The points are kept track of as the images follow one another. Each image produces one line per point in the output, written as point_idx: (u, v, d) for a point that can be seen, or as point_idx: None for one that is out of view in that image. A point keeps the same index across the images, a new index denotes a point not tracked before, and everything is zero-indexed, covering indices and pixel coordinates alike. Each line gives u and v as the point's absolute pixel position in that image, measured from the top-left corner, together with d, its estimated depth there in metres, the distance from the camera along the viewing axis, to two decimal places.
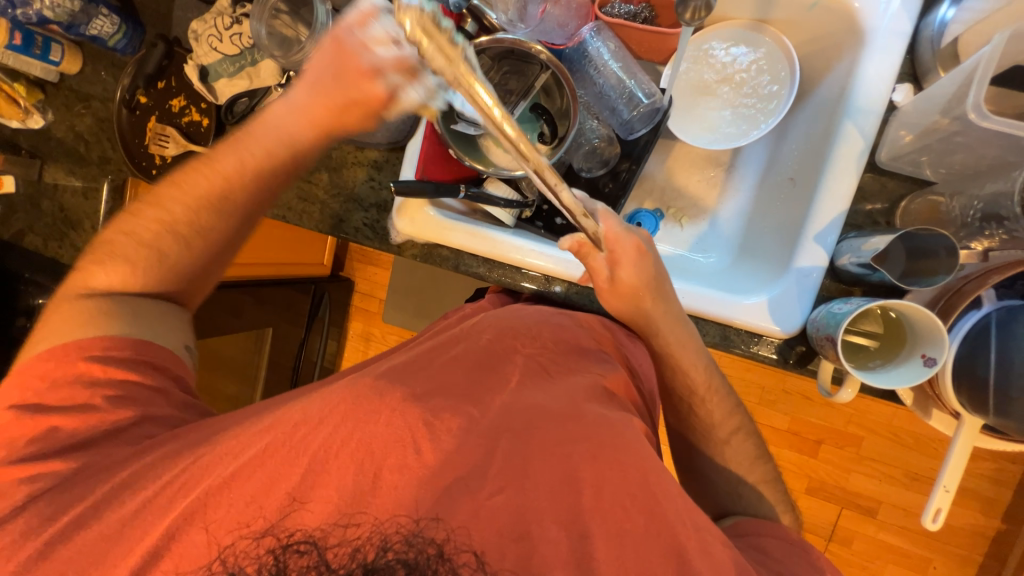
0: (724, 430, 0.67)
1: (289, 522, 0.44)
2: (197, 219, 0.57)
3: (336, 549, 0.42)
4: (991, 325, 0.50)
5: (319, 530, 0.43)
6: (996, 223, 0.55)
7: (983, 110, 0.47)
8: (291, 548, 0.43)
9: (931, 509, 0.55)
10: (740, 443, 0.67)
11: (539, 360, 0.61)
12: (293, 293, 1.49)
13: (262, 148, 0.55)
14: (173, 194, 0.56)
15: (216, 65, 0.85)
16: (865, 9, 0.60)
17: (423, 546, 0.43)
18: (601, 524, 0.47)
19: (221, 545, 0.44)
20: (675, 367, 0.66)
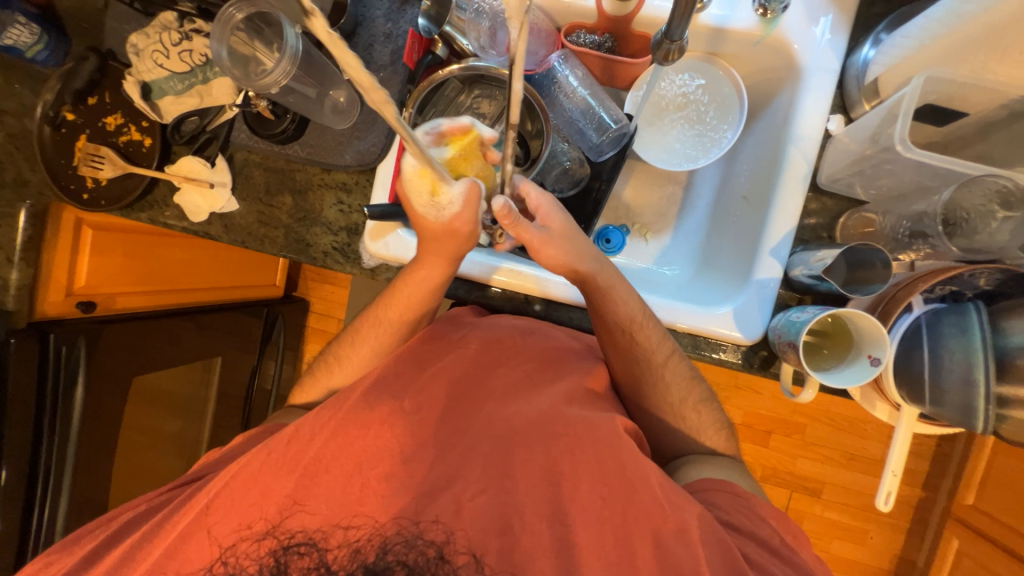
0: (658, 370, 0.67)
1: (289, 524, 0.53)
2: (371, 362, 0.72)
3: (336, 551, 0.51)
4: (921, 327, 0.57)
5: (318, 532, 0.52)
6: (921, 239, 0.62)
7: (907, 143, 0.55)
8: (292, 550, 0.51)
9: (883, 491, 0.62)
10: (677, 385, 0.68)
11: (524, 369, 0.66)
12: (242, 317, 1.34)
13: (398, 302, 0.70)
14: (348, 356, 0.73)
15: (162, 82, 0.79)
16: (801, 48, 0.67)
17: (425, 548, 0.51)
18: (582, 514, 0.54)
19: (223, 546, 0.52)
20: (654, 368, 0.67)
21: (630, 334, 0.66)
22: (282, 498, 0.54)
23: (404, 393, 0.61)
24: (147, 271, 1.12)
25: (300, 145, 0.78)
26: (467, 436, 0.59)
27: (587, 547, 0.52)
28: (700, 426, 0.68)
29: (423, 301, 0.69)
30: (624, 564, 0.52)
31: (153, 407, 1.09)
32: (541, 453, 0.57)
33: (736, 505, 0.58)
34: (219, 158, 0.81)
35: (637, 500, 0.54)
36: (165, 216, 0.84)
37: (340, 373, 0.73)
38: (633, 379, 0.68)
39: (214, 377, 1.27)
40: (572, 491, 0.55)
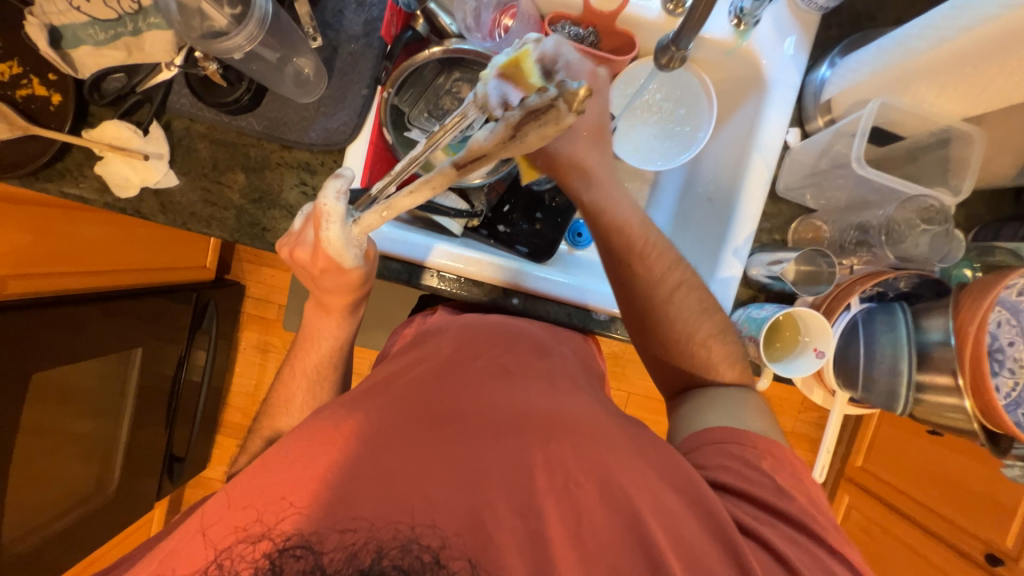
0: (669, 300, 0.64)
1: (286, 525, 0.41)
2: (323, 380, 0.67)
3: (332, 553, 0.40)
4: (858, 323, 0.65)
5: (313, 533, 0.41)
6: (865, 247, 0.71)
7: (861, 162, 0.61)
8: (288, 552, 0.40)
9: (819, 466, 0.73)
10: (690, 320, 0.64)
11: (501, 361, 0.60)
12: (164, 302, 1.19)
13: (330, 333, 0.67)
14: (294, 380, 0.67)
15: (78, 29, 0.66)
16: (767, 63, 0.72)
17: (420, 553, 0.41)
18: (556, 504, 0.46)
19: (218, 548, 0.41)
20: (666, 304, 0.64)
21: (643, 261, 0.63)
22: (233, 511, 0.43)
23: (367, 387, 0.55)
24: (46, 250, 0.94)
25: (257, 118, 0.70)
26: (446, 428, 0.49)
27: (568, 538, 0.45)
28: (715, 366, 0.64)
29: (345, 332, 0.67)
30: (605, 552, 0.45)
31: (56, 404, 0.95)
32: (518, 448, 0.48)
33: (732, 462, 0.54)
34: (153, 126, 0.70)
35: (613, 481, 0.48)
36: (80, 187, 0.71)
37: (316, 354, 0.67)
38: (650, 321, 0.65)
39: (133, 369, 1.12)
40: (547, 481, 0.47)
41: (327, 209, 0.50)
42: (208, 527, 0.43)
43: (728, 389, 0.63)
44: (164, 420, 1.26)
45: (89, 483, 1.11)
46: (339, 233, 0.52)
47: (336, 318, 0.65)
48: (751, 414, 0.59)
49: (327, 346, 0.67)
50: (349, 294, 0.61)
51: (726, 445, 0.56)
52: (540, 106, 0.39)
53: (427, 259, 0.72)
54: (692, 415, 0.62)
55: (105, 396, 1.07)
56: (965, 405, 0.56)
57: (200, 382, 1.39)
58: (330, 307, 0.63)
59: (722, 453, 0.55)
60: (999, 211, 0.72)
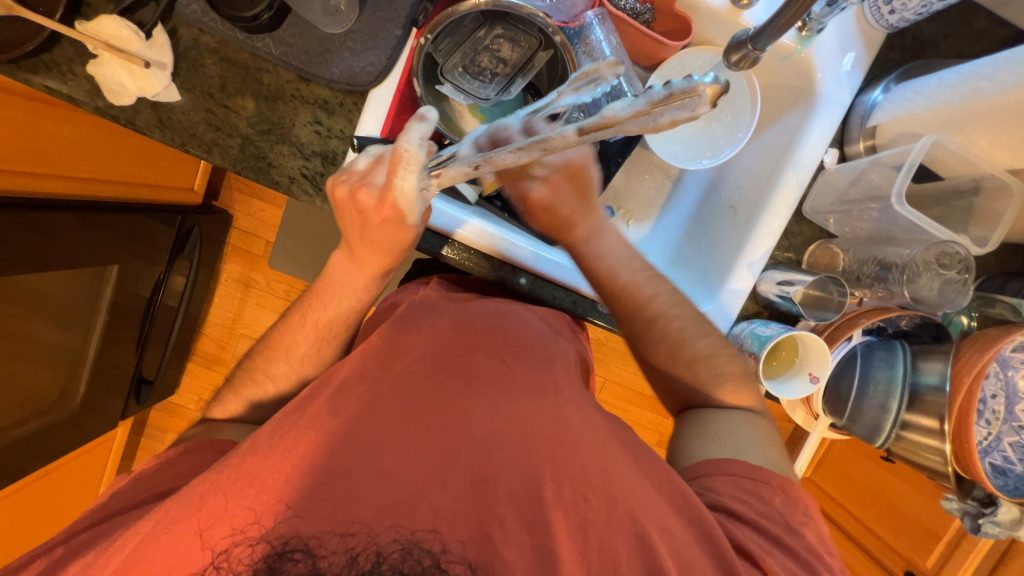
0: (650, 323, 0.63)
1: (282, 528, 0.41)
2: (316, 342, 0.64)
3: (332, 559, 0.40)
4: (856, 355, 0.67)
5: (312, 539, 0.41)
6: (880, 282, 0.70)
7: (901, 199, 0.60)
8: (287, 556, 0.40)
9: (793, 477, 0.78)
10: (678, 336, 0.62)
11: (501, 356, 0.55)
12: (146, 220, 1.12)
13: (349, 292, 0.62)
14: (298, 331, 0.64)
15: None
16: (822, 75, 0.69)
17: (420, 558, 0.41)
18: (564, 519, 0.44)
19: (214, 552, 0.41)
20: (649, 323, 0.63)
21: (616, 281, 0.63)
22: (233, 511, 0.42)
23: (365, 375, 0.52)
24: (24, 148, 0.87)
25: (275, 41, 0.64)
26: (450, 431, 0.47)
27: (572, 559, 0.43)
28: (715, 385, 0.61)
29: (371, 291, 0.63)
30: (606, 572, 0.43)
31: (23, 307, 0.90)
32: (523, 457, 0.46)
33: (745, 494, 0.51)
34: (157, 29, 0.64)
35: (619, 498, 0.45)
36: (68, 86, 0.65)
37: (333, 309, 0.63)
38: (637, 344, 0.65)
39: (107, 286, 1.07)
40: (553, 495, 0.45)
41: (408, 154, 0.45)
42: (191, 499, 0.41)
43: (737, 413, 0.59)
44: (135, 340, 1.22)
45: (53, 394, 1.08)
46: (416, 186, 0.46)
47: (369, 273, 0.60)
48: (756, 441, 0.56)
49: (346, 303, 0.63)
50: (389, 253, 0.56)
51: (739, 478, 0.52)
52: (681, 89, 0.34)
53: (455, 232, 0.69)
54: (695, 445, 0.58)
55: (75, 309, 1.02)
56: (945, 447, 0.58)
57: (175, 307, 1.34)
58: (370, 263, 0.58)
59: (736, 486, 0.52)
60: (1008, 266, 0.73)
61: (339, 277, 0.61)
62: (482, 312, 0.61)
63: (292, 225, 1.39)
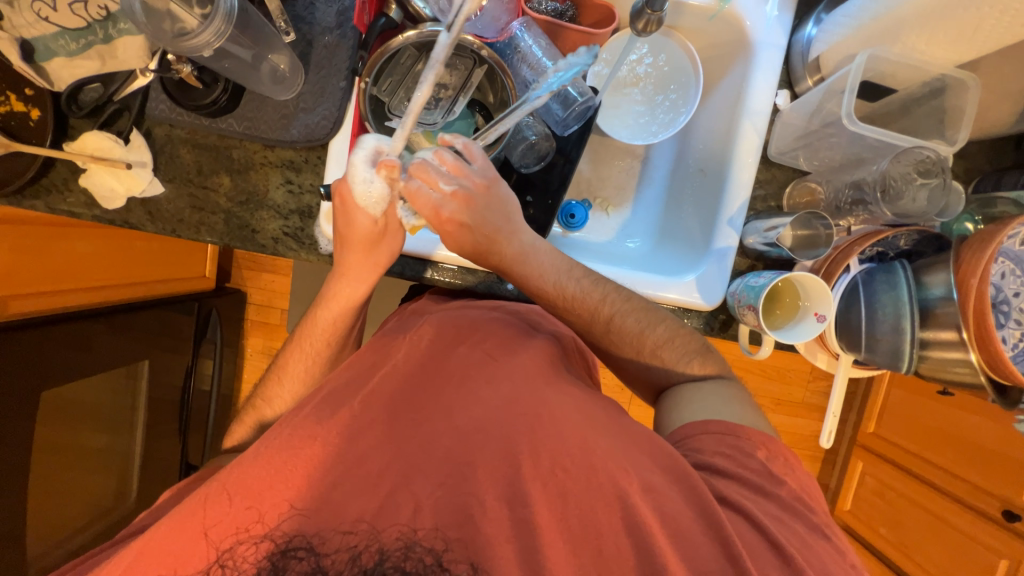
0: (609, 328, 0.64)
1: (286, 526, 0.45)
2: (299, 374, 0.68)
3: (334, 556, 0.44)
4: (858, 284, 0.65)
5: (316, 536, 0.45)
6: (861, 206, 0.68)
7: (853, 118, 0.59)
8: (290, 553, 0.44)
9: (825, 430, 0.71)
10: (645, 329, 0.63)
11: (484, 348, 0.59)
12: (169, 314, 1.20)
13: (327, 316, 0.67)
14: (291, 363, 0.69)
15: (49, 40, 0.66)
16: (751, 23, 0.70)
17: (422, 556, 0.44)
18: (542, 488, 0.48)
19: (219, 548, 0.44)
20: (612, 329, 0.63)
21: (563, 298, 0.64)
22: (240, 517, 0.45)
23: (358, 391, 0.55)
24: (46, 269, 0.95)
25: (236, 119, 0.70)
26: (430, 426, 0.52)
27: (555, 526, 0.47)
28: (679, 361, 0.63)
29: (347, 311, 0.67)
30: (589, 534, 0.47)
31: (71, 419, 0.97)
32: (503, 439, 0.50)
33: (728, 449, 0.54)
34: (134, 134, 0.70)
35: (599, 464, 0.49)
36: (69, 203, 0.72)
37: (315, 335, 0.68)
38: (597, 348, 0.67)
39: (142, 382, 1.13)
40: (531, 467, 0.49)
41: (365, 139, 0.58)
42: (201, 522, 0.45)
43: (702, 385, 0.61)
44: (177, 429, 1.28)
45: (111, 496, 1.13)
46: (366, 160, 0.57)
47: (356, 286, 0.65)
48: (731, 404, 0.59)
49: (324, 326, 0.67)
50: (365, 257, 0.63)
51: (722, 435, 0.55)
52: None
53: (433, 254, 0.71)
54: (670, 414, 0.61)
55: (116, 412, 1.09)
56: (971, 358, 0.55)
57: (209, 391, 1.40)
58: (359, 270, 0.64)
59: (719, 442, 0.54)
60: (1000, 163, 0.70)
61: (347, 263, 0.64)
62: (471, 313, 0.64)
63: (300, 288, 1.45)
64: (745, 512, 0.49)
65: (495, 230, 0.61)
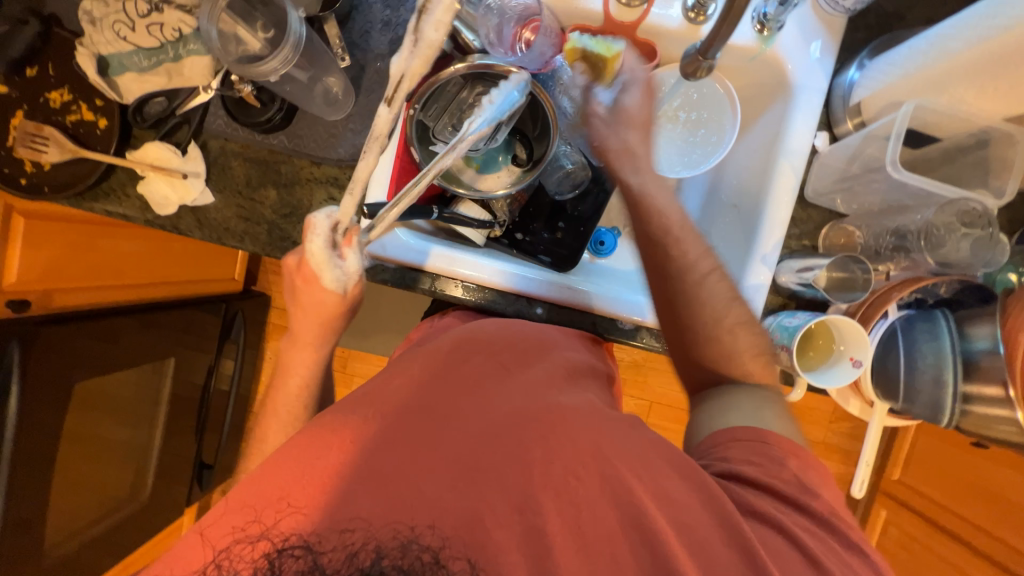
0: (698, 284, 0.61)
1: (283, 524, 0.43)
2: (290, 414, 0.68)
3: (332, 554, 0.41)
4: (896, 331, 0.64)
5: (314, 535, 0.42)
6: (902, 253, 0.68)
7: (898, 166, 0.59)
8: (287, 553, 0.42)
9: (857, 480, 0.68)
10: (724, 304, 0.61)
11: (499, 359, 0.59)
12: (197, 314, 1.23)
13: (291, 377, 0.68)
14: (271, 425, 0.68)
15: (124, 57, 0.70)
16: (793, 66, 0.71)
17: (419, 554, 0.41)
18: (554, 499, 0.45)
19: (216, 548, 0.42)
20: (696, 296, 0.62)
21: (665, 247, 0.62)
22: (243, 512, 0.44)
23: (379, 391, 0.55)
24: (85, 263, 0.99)
25: (288, 136, 0.73)
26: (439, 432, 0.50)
27: (571, 538, 0.44)
28: (736, 358, 0.60)
29: (311, 370, 0.68)
30: (600, 544, 0.45)
31: (98, 411, 1.00)
32: (519, 444, 0.48)
33: (761, 459, 0.51)
34: (191, 146, 0.74)
35: (609, 469, 0.47)
36: (124, 207, 0.75)
37: (285, 388, 0.68)
38: (678, 323, 0.63)
39: (166, 378, 1.16)
40: (543, 476, 0.46)
41: (315, 222, 0.54)
42: (211, 516, 0.44)
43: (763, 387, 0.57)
44: (194, 429, 1.30)
45: (124, 489, 1.14)
46: (324, 248, 0.55)
47: (311, 348, 0.67)
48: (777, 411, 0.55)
49: (296, 381, 0.68)
50: (319, 324, 0.63)
51: (750, 443, 0.52)
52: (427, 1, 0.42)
53: (426, 262, 0.74)
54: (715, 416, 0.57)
55: (140, 405, 1.11)
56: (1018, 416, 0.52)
57: (227, 391, 1.42)
58: (309, 338, 0.65)
59: (748, 451, 0.52)
60: None
61: (299, 326, 0.64)
62: (493, 329, 0.64)
63: None
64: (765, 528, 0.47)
65: (615, 153, 0.64)
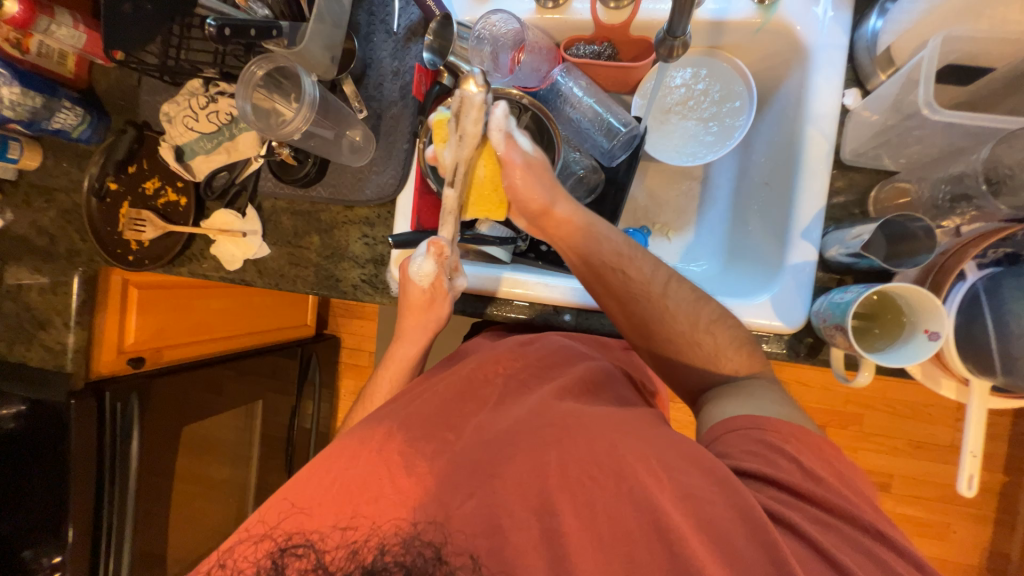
0: (662, 295, 0.63)
1: (287, 525, 0.49)
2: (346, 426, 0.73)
3: (335, 552, 0.47)
4: (979, 293, 0.55)
5: (315, 533, 0.48)
6: (965, 201, 0.59)
7: (933, 106, 0.53)
8: (289, 551, 0.48)
9: (963, 476, 0.57)
10: (683, 312, 0.62)
11: (520, 378, 0.63)
12: (279, 359, 1.38)
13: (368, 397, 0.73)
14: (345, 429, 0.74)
15: (193, 144, 0.85)
16: (803, 28, 0.66)
17: (421, 549, 0.46)
18: (570, 502, 0.47)
19: (222, 550, 0.49)
20: (663, 308, 0.62)
21: (621, 270, 0.64)
22: (259, 514, 0.51)
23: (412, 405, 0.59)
24: (187, 324, 1.15)
25: (323, 186, 0.82)
26: (461, 442, 0.53)
27: (588, 536, 0.46)
28: (720, 355, 0.61)
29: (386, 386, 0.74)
30: (619, 540, 0.45)
31: (200, 454, 1.13)
32: (531, 449, 0.50)
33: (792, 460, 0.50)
34: (248, 208, 0.85)
35: (625, 467, 0.48)
36: (204, 269, 0.89)
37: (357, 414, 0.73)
38: (645, 332, 0.64)
39: (257, 420, 1.29)
40: (559, 477, 0.48)
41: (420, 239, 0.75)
42: (264, 510, 0.51)
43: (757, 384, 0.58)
44: (285, 465, 1.43)
45: (231, 522, 1.28)
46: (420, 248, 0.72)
47: (413, 346, 0.75)
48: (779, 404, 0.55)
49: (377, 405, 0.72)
50: (420, 316, 0.73)
51: (748, 431, 0.53)
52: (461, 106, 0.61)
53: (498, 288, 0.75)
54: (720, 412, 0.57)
55: (236, 446, 1.25)
56: None
57: (309, 430, 1.55)
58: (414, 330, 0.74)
59: (746, 441, 0.52)
60: None
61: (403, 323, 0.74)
62: (519, 347, 0.67)
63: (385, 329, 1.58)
64: (790, 524, 0.46)
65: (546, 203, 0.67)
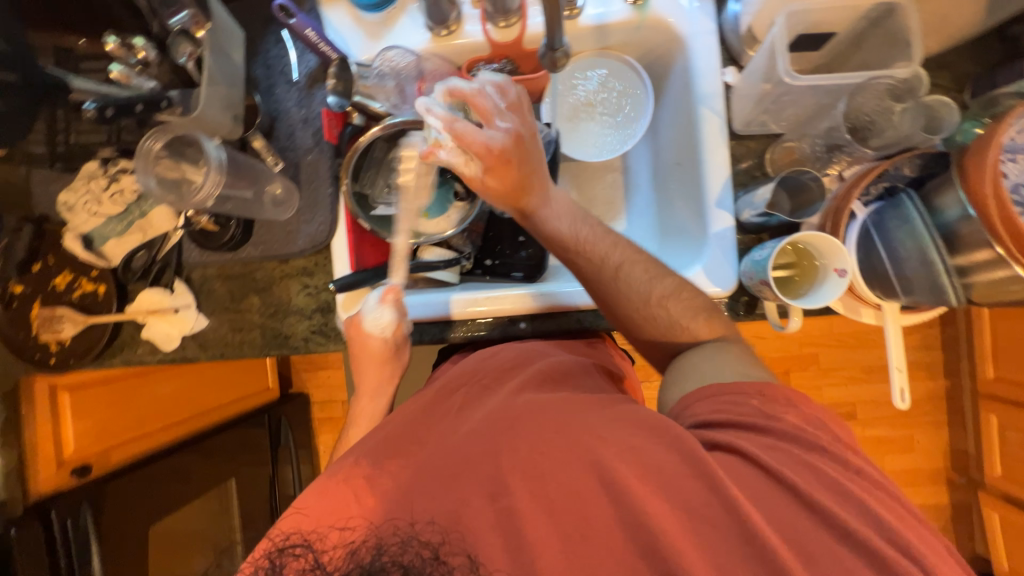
0: (628, 264, 0.64)
1: (283, 527, 0.48)
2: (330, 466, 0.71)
3: (332, 554, 0.46)
4: (870, 229, 0.61)
5: (312, 534, 0.47)
6: (838, 151, 0.67)
7: (792, 74, 0.59)
8: (287, 553, 0.47)
9: (895, 390, 0.62)
10: (649, 284, 0.64)
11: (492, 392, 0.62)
12: (250, 430, 1.31)
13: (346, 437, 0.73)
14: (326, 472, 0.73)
15: (101, 229, 0.80)
16: (676, 20, 0.73)
17: (420, 550, 0.44)
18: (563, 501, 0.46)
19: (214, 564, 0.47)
20: (626, 283, 0.64)
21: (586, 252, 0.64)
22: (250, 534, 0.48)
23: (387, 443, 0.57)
24: (131, 417, 1.06)
25: (253, 245, 0.80)
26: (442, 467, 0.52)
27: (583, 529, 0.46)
28: (676, 326, 0.63)
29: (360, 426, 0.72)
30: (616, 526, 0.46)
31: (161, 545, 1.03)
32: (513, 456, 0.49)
33: (746, 410, 0.53)
34: (177, 282, 0.81)
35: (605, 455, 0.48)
36: (139, 354, 0.83)
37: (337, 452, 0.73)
38: (607, 299, 0.65)
39: (233, 500, 1.20)
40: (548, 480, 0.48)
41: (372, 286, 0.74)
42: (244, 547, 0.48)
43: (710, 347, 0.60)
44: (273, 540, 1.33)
45: None
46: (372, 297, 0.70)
47: (375, 393, 0.75)
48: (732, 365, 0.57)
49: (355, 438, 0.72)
50: (377, 366, 0.72)
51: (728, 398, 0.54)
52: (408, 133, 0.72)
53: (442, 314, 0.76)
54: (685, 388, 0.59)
55: (206, 534, 1.14)
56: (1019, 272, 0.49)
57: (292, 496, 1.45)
58: (372, 384, 0.74)
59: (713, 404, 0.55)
60: (985, 62, 0.69)
61: (361, 374, 0.74)
62: (481, 363, 0.68)
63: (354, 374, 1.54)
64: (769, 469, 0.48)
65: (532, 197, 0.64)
